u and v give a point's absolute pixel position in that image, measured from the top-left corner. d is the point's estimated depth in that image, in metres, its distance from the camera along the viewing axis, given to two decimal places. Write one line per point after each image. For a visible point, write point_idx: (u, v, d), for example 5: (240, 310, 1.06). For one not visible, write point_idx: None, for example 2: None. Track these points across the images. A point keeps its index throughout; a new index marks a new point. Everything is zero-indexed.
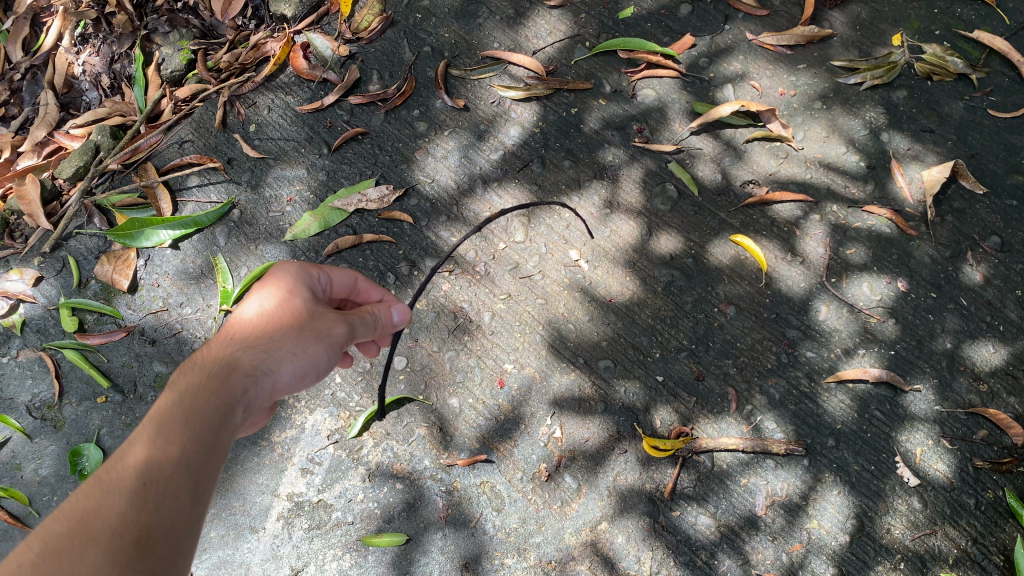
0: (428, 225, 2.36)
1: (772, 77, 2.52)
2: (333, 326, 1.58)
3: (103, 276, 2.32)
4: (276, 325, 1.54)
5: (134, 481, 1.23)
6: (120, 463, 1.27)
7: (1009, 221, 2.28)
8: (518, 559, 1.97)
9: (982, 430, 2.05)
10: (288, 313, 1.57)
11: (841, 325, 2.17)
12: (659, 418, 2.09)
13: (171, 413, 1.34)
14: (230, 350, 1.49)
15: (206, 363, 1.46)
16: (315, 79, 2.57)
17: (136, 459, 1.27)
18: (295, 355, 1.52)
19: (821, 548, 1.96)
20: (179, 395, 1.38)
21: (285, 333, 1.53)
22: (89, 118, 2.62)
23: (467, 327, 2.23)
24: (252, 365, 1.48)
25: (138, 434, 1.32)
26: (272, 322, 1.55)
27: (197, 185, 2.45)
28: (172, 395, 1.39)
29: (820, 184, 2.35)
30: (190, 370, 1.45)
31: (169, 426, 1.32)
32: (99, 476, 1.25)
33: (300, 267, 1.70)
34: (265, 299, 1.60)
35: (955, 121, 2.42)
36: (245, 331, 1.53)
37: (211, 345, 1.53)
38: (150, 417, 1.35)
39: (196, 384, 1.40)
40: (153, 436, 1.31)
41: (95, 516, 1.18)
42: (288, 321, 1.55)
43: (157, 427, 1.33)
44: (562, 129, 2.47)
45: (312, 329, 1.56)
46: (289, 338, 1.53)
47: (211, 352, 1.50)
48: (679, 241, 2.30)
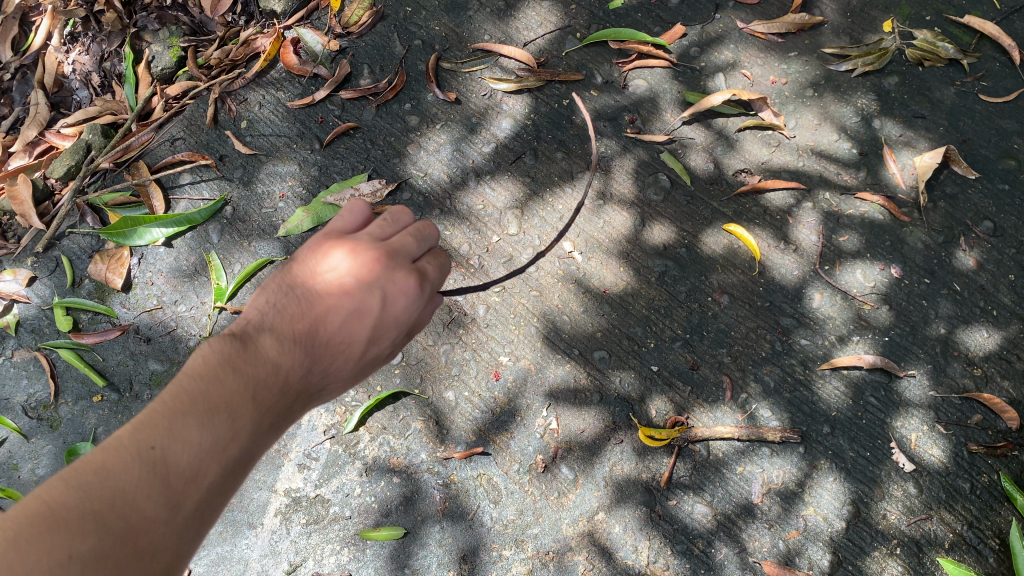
0: (422, 219, 2.36)
1: (763, 65, 2.52)
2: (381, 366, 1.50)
3: (97, 275, 2.33)
4: (358, 374, 1.39)
5: (194, 504, 1.14)
6: (191, 476, 1.13)
7: (1001, 206, 2.28)
8: (515, 551, 1.97)
9: (977, 415, 2.06)
10: (374, 362, 1.41)
11: (835, 312, 2.18)
12: (654, 407, 2.09)
13: (251, 447, 1.23)
14: (316, 383, 1.33)
15: (294, 390, 1.29)
16: (306, 74, 2.56)
17: (205, 482, 1.15)
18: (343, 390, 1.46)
19: (817, 534, 1.97)
20: (262, 417, 1.24)
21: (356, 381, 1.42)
22: (79, 117, 2.60)
23: (461, 321, 2.22)
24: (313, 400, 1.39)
25: (214, 444, 1.17)
26: (360, 373, 1.39)
27: (190, 182, 2.45)
28: (258, 410, 1.23)
29: (812, 172, 2.35)
30: (280, 390, 1.27)
31: (241, 463, 1.21)
32: (166, 476, 1.11)
33: (423, 295, 1.40)
34: (374, 339, 1.36)
35: (947, 106, 2.42)
36: (335, 374, 1.35)
37: (306, 357, 1.30)
38: (234, 427, 1.19)
39: (278, 420, 1.27)
40: (229, 463, 1.19)
41: (153, 532, 1.08)
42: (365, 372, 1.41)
43: (238, 454, 1.20)
44: (554, 120, 2.47)
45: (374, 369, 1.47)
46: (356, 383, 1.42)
47: (300, 379, 1.30)
48: (672, 231, 2.30)
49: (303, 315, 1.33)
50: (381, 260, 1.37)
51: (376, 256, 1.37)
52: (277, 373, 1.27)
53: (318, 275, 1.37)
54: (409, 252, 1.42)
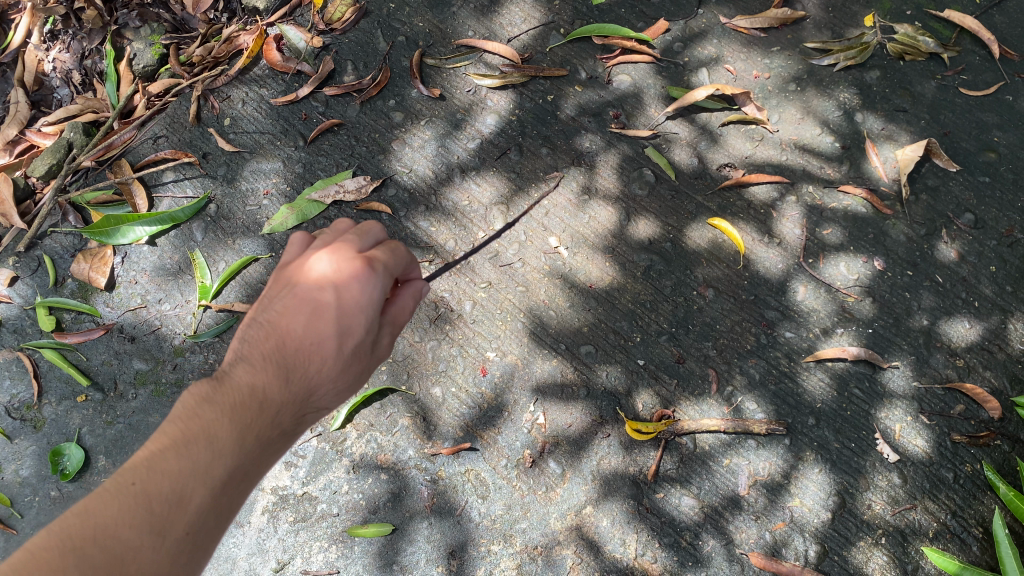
0: (407, 215, 2.36)
1: (746, 60, 2.53)
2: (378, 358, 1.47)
3: (79, 274, 2.31)
4: (349, 369, 1.37)
5: (183, 525, 1.12)
6: (176, 500, 1.13)
7: (981, 198, 2.31)
8: (503, 546, 1.98)
9: (960, 405, 2.08)
10: (359, 354, 1.38)
11: (819, 305, 2.19)
12: (641, 402, 2.10)
13: (240, 467, 1.21)
14: (301, 392, 1.31)
15: (282, 408, 1.29)
16: (289, 71, 2.55)
17: (193, 504, 1.14)
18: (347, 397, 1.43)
19: (803, 525, 1.98)
20: (245, 434, 1.23)
21: (351, 382, 1.40)
22: (60, 115, 2.57)
23: (448, 317, 2.22)
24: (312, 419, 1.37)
25: (194, 467, 1.16)
26: (349, 371, 1.37)
27: (173, 180, 2.44)
28: (237, 429, 1.22)
29: (795, 165, 2.37)
30: (264, 410, 1.26)
31: (232, 483, 1.20)
32: (148, 503, 1.11)
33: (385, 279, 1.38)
34: (344, 330, 1.34)
35: (928, 100, 2.44)
36: (319, 378, 1.33)
37: (284, 375, 1.30)
38: (214, 448, 1.19)
39: (268, 441, 1.26)
40: (217, 482, 1.17)
41: (141, 558, 1.07)
42: (355, 375, 1.40)
43: (223, 475, 1.19)
44: (538, 116, 2.47)
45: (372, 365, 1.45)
46: (353, 383, 1.40)
47: (281, 392, 1.29)
48: (657, 226, 2.30)
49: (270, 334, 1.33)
50: (328, 257, 1.38)
51: (321, 256, 1.38)
52: (253, 394, 1.26)
53: (276, 295, 1.40)
54: (355, 244, 1.42)
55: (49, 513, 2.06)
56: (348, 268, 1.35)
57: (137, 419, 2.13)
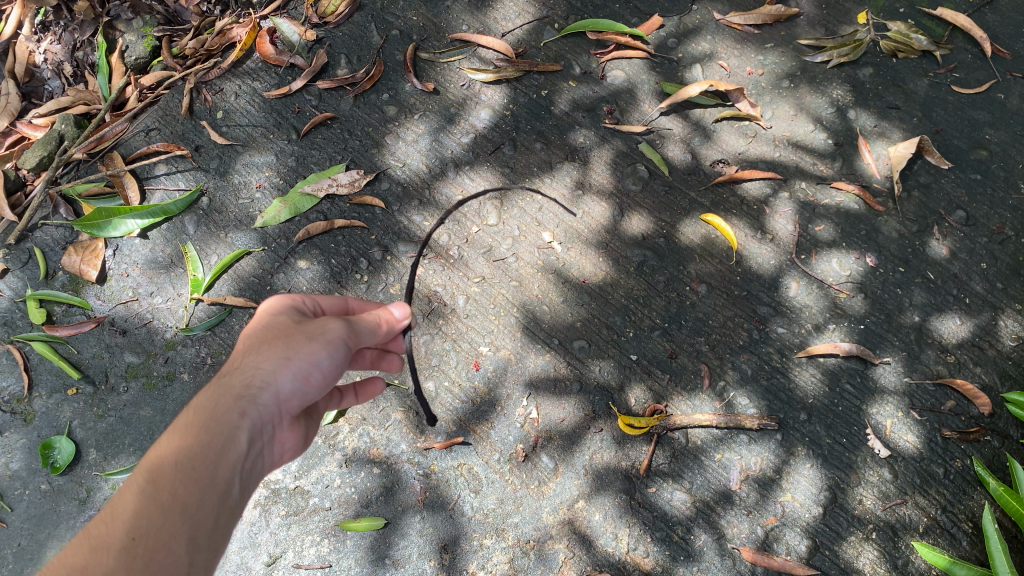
0: (400, 209, 2.35)
1: (740, 57, 2.54)
2: (322, 325, 1.54)
3: (70, 267, 2.29)
4: (264, 342, 1.52)
5: (123, 534, 1.24)
6: (108, 516, 1.28)
7: (973, 195, 2.32)
8: (495, 540, 1.98)
9: (950, 401, 2.09)
10: (271, 330, 1.55)
11: (812, 301, 2.20)
12: (633, 396, 2.10)
13: (162, 463, 1.34)
14: (222, 378, 1.49)
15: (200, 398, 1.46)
16: (282, 64, 2.55)
17: (125, 513, 1.27)
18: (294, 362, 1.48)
19: (794, 520, 1.99)
20: (167, 439, 1.39)
21: (274, 347, 1.49)
22: (52, 107, 2.56)
23: (441, 311, 2.22)
24: (247, 383, 1.46)
25: (122, 490, 1.32)
26: (265, 342, 1.52)
27: (165, 173, 2.43)
28: (163, 443, 1.39)
29: (788, 162, 2.37)
30: (186, 413, 1.44)
31: (159, 476, 1.32)
32: (90, 531, 1.25)
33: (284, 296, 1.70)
34: (250, 330, 1.57)
35: (920, 97, 2.45)
36: (234, 361, 1.50)
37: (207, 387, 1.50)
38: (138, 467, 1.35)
39: (190, 426, 1.39)
40: (141, 482, 1.31)
41: (84, 564, 1.19)
42: (277, 335, 1.53)
43: (148, 476, 1.32)
44: (532, 111, 2.47)
45: (313, 333, 1.52)
46: (277, 348, 1.49)
47: (202, 397, 1.46)
48: (650, 221, 2.31)
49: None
50: None
51: None
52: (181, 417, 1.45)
53: None
54: None
55: (40, 506, 2.05)
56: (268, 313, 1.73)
57: (128, 412, 2.12)
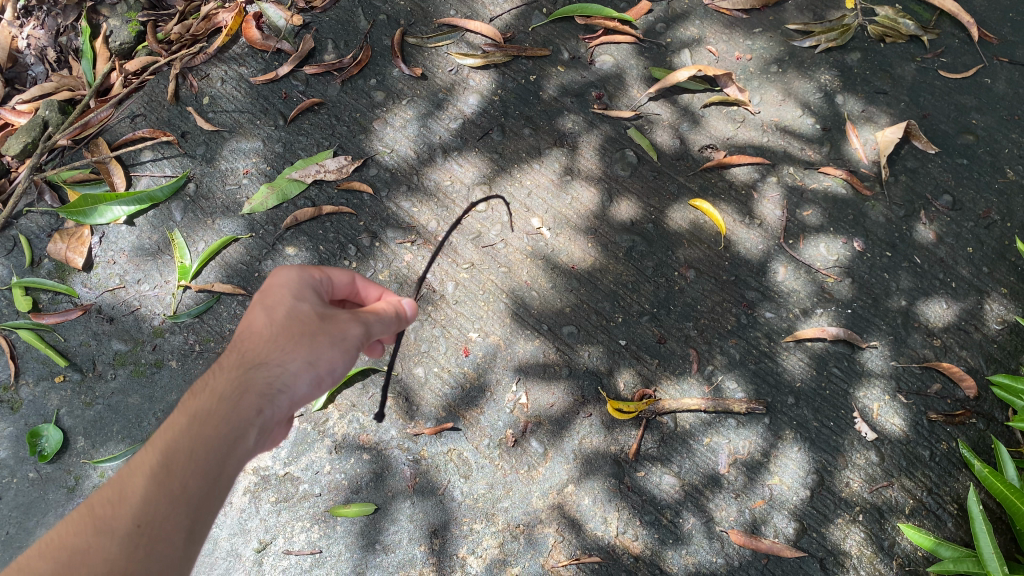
0: (389, 196, 2.35)
1: (728, 41, 2.54)
2: (346, 328, 1.48)
3: (55, 254, 2.28)
4: (287, 334, 1.43)
5: (129, 521, 1.20)
6: (116, 497, 1.23)
7: (959, 179, 2.34)
8: (486, 524, 1.98)
9: (936, 384, 2.11)
10: (295, 321, 1.46)
11: (799, 286, 2.21)
12: (622, 381, 2.11)
13: (175, 448, 1.28)
14: (237, 360, 1.42)
15: (218, 380, 1.39)
16: (269, 49, 2.53)
17: (134, 496, 1.23)
18: (315, 364, 1.44)
19: (782, 503, 2.00)
20: (182, 418, 1.33)
21: (297, 346, 1.42)
22: (35, 93, 2.53)
23: (430, 298, 2.22)
24: (265, 377, 1.40)
25: (131, 469, 1.27)
26: (287, 334, 1.43)
27: (151, 159, 2.41)
28: (175, 422, 1.33)
29: (776, 147, 2.38)
30: (201, 390, 1.37)
31: (171, 464, 1.26)
32: (96, 508, 1.22)
33: (303, 268, 1.58)
34: (273, 309, 1.47)
35: (907, 82, 2.46)
36: (255, 348, 1.42)
37: (223, 362, 1.42)
38: (149, 445, 1.29)
39: (205, 411, 1.33)
40: (153, 467, 1.26)
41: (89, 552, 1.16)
42: (300, 329, 1.45)
43: (161, 460, 1.26)
44: (521, 96, 2.47)
45: (337, 338, 1.47)
46: (300, 350, 1.43)
47: (219, 381, 1.38)
48: (639, 207, 2.31)
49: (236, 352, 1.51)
50: None
51: None
52: (193, 393, 1.38)
53: None
54: None
55: (28, 495, 2.03)
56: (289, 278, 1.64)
57: (116, 400, 2.11)
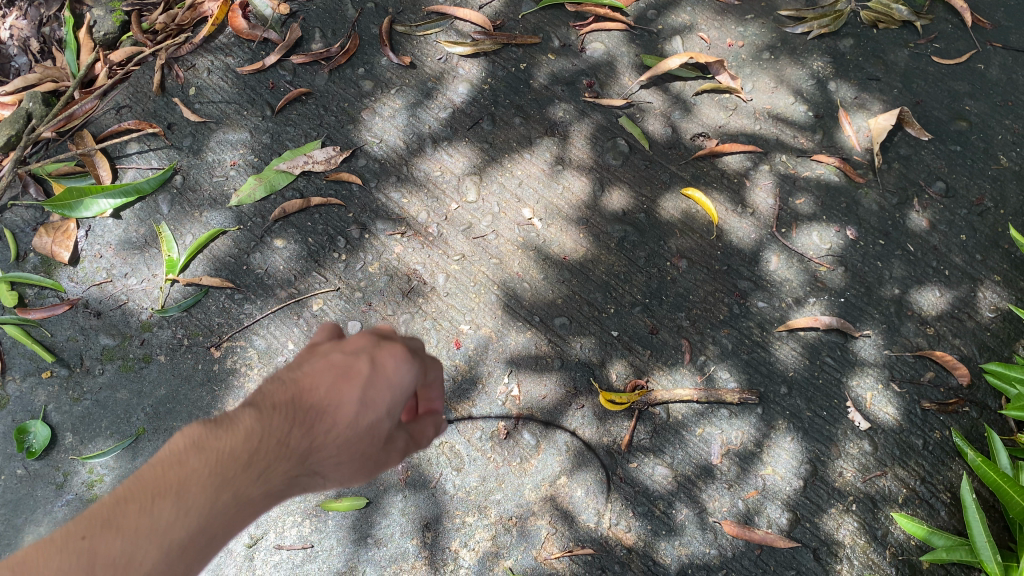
0: (378, 186, 2.32)
1: (720, 28, 2.51)
2: (388, 460, 1.25)
3: (41, 248, 2.25)
4: (355, 454, 1.16)
5: None
6: (121, 566, 0.91)
7: (952, 166, 2.32)
8: (478, 517, 1.97)
9: (930, 372, 2.10)
10: (372, 437, 1.18)
11: (792, 275, 2.20)
12: (614, 372, 2.09)
13: (202, 539, 0.98)
14: (303, 446, 1.10)
15: (279, 464, 1.07)
16: (256, 39, 2.50)
17: (144, 570, 0.92)
18: (344, 480, 1.21)
19: (775, 493, 1.99)
20: (233, 496, 1.01)
21: (350, 469, 1.18)
22: (18, 84, 2.49)
23: (420, 290, 2.20)
24: (302, 485, 1.14)
25: (153, 526, 0.95)
26: (354, 446, 1.16)
27: (137, 151, 2.38)
28: (222, 492, 1.00)
29: (769, 135, 2.36)
30: (262, 466, 1.05)
31: (194, 553, 0.98)
32: (96, 562, 0.90)
33: (414, 370, 1.22)
34: (369, 405, 1.17)
35: (900, 68, 2.44)
36: (327, 442, 1.13)
37: (287, 427, 1.10)
38: (183, 510, 0.97)
39: (252, 503, 1.04)
40: (175, 548, 0.95)
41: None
42: (368, 450, 1.18)
43: (185, 541, 0.96)
44: (511, 85, 2.44)
45: (378, 462, 1.23)
46: (352, 467, 1.18)
47: (279, 460, 1.07)
48: (630, 196, 2.29)
49: (297, 386, 1.17)
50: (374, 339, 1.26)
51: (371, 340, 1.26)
52: (252, 454, 1.05)
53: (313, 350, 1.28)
54: (370, 357, 1.21)
55: (16, 492, 2.01)
56: (388, 351, 1.22)
57: (104, 395, 2.09)
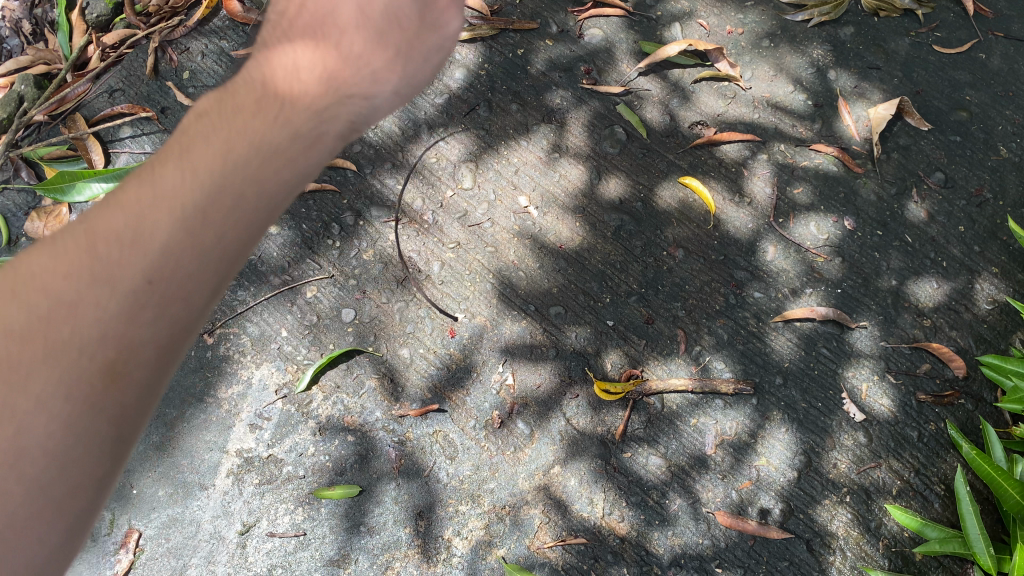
0: (373, 173, 2.31)
1: (720, 16, 2.51)
2: (440, 30, 0.98)
3: (33, 233, 2.23)
4: (381, 33, 0.94)
5: (139, 270, 0.75)
6: (127, 238, 0.76)
7: (952, 156, 2.31)
8: (471, 506, 1.95)
9: (925, 364, 2.09)
10: (393, 16, 0.94)
11: (789, 265, 2.18)
12: (609, 361, 2.08)
13: (209, 188, 0.79)
14: (313, 89, 0.89)
15: (288, 98, 0.87)
16: (251, 23, 2.49)
17: (152, 238, 0.76)
18: (399, 93, 0.97)
19: (769, 484, 1.99)
20: (241, 151, 0.81)
21: (394, 45, 0.95)
22: (11, 67, 2.47)
23: (415, 278, 2.18)
24: (355, 109, 0.92)
25: (160, 194, 0.78)
26: (387, 38, 0.94)
27: (131, 135, 2.35)
28: (225, 135, 0.83)
29: (767, 124, 2.35)
30: (265, 102, 0.86)
31: (200, 220, 0.78)
32: (97, 236, 0.77)
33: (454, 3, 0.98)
34: (386, 37, 0.94)
35: (901, 57, 2.43)
36: (338, 79, 0.91)
37: (292, 65, 0.90)
38: (180, 167, 0.80)
39: (263, 144, 0.83)
40: (188, 211, 0.78)
41: (78, 314, 0.74)
42: (407, 36, 0.95)
43: (200, 201, 0.78)
44: (508, 71, 2.43)
45: (422, 50, 0.97)
46: (395, 60, 0.95)
47: (305, 86, 0.89)
48: (627, 184, 2.28)
49: (287, 16, 0.96)
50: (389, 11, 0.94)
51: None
52: (257, 101, 0.86)
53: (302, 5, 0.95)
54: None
55: None
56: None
57: None
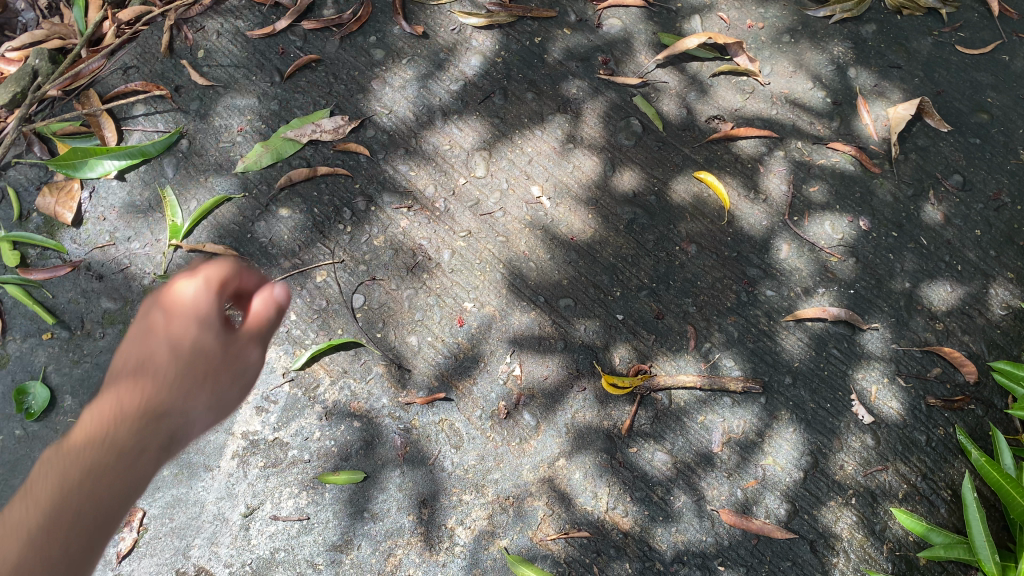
0: (386, 158, 2.30)
1: (740, 9, 2.49)
2: (247, 357, 1.19)
3: (45, 208, 2.24)
4: (182, 370, 1.12)
5: (26, 530, 0.94)
6: (25, 497, 0.97)
7: (971, 159, 2.29)
8: (475, 496, 1.94)
9: (937, 368, 2.08)
10: (200, 354, 1.14)
11: (802, 264, 2.17)
12: (618, 355, 2.07)
13: (85, 469, 0.99)
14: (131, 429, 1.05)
15: (87, 442, 1.03)
16: (267, 3, 2.49)
17: (41, 501, 0.96)
18: (212, 407, 1.14)
19: (775, 483, 1.98)
20: (69, 478, 0.98)
21: (205, 380, 1.13)
22: (25, 40, 2.45)
23: (425, 266, 2.17)
24: (169, 428, 1.08)
25: (47, 471, 1.00)
26: (188, 369, 1.12)
27: (144, 113, 2.35)
28: (44, 479, 0.99)
29: (785, 120, 2.33)
30: (68, 456, 1.01)
31: (73, 499, 0.97)
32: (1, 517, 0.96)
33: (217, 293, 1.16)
34: (219, 402, 1.15)
35: (923, 57, 2.42)
36: (154, 405, 1.08)
37: (118, 399, 1.07)
38: (31, 489, 0.98)
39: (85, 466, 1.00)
40: (52, 498, 0.96)
41: None
42: (199, 368, 1.13)
43: (58, 489, 0.97)
44: (525, 59, 2.42)
45: (234, 369, 1.17)
46: (202, 393, 1.12)
47: (119, 420, 1.04)
48: (642, 177, 2.26)
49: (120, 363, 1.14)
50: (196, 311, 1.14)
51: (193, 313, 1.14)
52: (81, 439, 1.03)
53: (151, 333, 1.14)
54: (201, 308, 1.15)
55: (13, 453, 1.98)
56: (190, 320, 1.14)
57: (104, 359, 2.06)
